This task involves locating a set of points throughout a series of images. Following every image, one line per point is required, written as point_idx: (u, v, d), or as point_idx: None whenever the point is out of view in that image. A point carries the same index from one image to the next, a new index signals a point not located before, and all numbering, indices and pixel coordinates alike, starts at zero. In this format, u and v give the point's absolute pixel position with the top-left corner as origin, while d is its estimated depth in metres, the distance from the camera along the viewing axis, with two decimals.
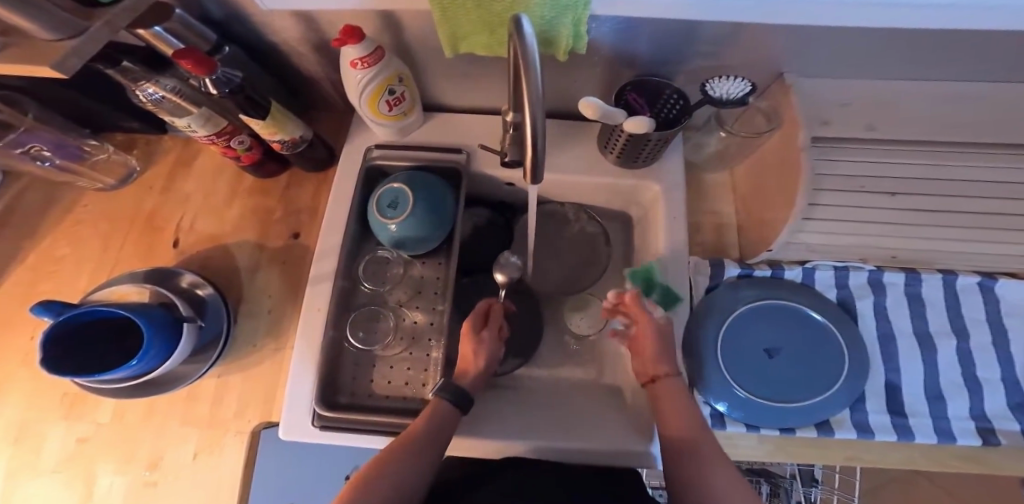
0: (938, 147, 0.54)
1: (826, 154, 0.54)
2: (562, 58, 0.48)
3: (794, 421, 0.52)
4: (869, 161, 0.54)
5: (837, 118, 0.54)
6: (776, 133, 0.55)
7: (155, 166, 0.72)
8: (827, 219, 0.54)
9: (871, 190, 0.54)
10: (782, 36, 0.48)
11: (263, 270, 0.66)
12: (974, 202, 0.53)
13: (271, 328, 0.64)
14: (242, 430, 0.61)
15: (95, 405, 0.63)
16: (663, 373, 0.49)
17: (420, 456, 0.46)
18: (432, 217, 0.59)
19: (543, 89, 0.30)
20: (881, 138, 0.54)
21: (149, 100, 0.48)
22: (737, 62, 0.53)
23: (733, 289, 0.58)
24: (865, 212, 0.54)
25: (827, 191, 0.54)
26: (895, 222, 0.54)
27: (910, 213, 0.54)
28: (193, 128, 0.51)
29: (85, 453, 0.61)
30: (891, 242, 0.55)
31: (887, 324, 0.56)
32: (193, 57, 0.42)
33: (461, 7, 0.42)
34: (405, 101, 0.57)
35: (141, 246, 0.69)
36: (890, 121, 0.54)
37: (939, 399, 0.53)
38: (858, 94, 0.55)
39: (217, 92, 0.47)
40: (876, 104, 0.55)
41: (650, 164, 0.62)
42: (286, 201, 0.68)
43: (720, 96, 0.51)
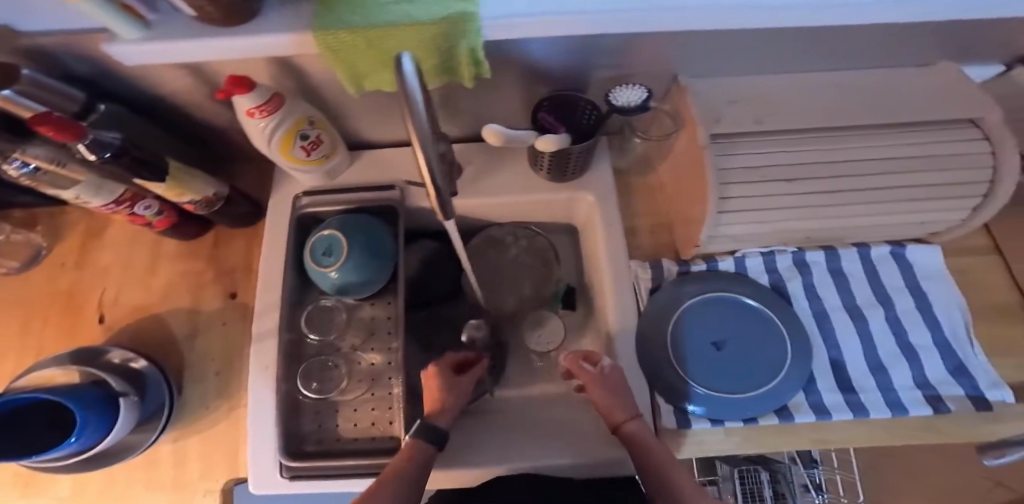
0: (829, 130, 0.52)
1: (724, 149, 0.52)
2: (470, 84, 0.47)
3: (752, 409, 0.53)
4: (767, 151, 0.52)
5: (727, 115, 0.53)
6: (681, 135, 0.56)
7: (63, 242, 0.68)
8: (736, 212, 0.53)
9: (776, 179, 0.51)
10: (675, 42, 0.50)
11: (202, 334, 0.63)
12: (874, 178, 0.51)
13: (220, 390, 0.61)
14: (211, 489, 0.57)
15: (52, 483, 0.59)
16: (625, 418, 0.50)
17: (394, 494, 0.44)
18: (373, 254, 0.58)
19: (428, 122, 0.31)
20: (773, 128, 0.52)
21: (20, 172, 0.44)
22: (640, 67, 0.55)
23: (679, 284, 0.60)
24: (771, 201, 0.52)
25: (732, 185, 0.51)
26: (799, 207, 0.53)
27: (813, 196, 0.52)
28: (83, 198, 0.49)
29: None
30: (800, 225, 0.54)
31: (818, 302, 0.59)
32: (54, 124, 0.38)
33: (350, 47, 0.40)
34: (324, 144, 0.56)
35: (66, 326, 0.64)
36: (774, 112, 0.53)
37: (882, 371, 0.55)
38: (739, 93, 0.55)
39: (95, 158, 0.43)
40: (761, 97, 0.55)
41: (580, 174, 0.63)
42: (216, 260, 0.65)
43: (624, 104, 0.51)
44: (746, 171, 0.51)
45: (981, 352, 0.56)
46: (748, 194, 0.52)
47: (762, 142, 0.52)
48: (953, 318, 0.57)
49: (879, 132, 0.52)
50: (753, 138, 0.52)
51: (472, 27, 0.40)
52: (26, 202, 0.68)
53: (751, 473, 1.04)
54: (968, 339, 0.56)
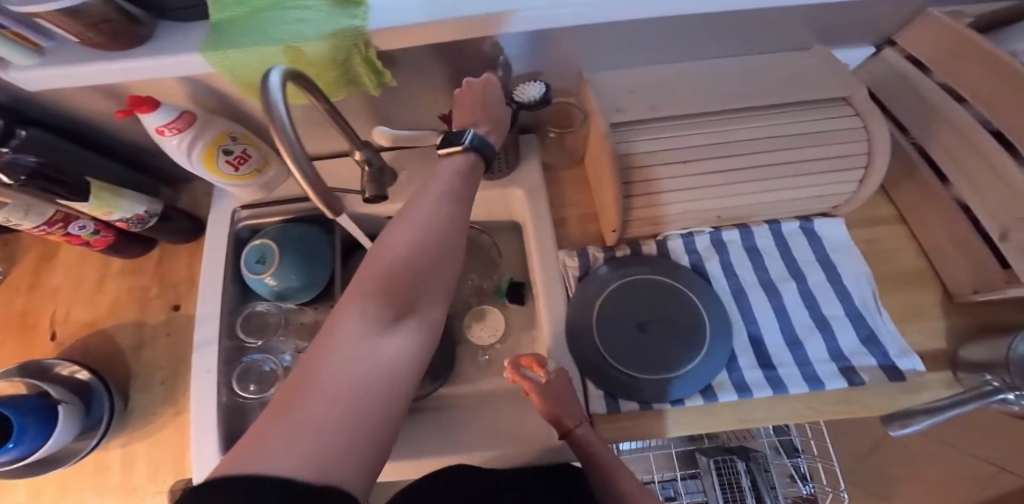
0: (721, 114, 0.58)
1: (627, 136, 0.56)
2: (375, 91, 0.51)
3: (678, 391, 0.55)
4: (667, 136, 0.56)
5: (626, 105, 0.58)
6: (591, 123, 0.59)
7: (19, 265, 0.71)
8: (641, 195, 0.57)
9: (674, 161, 0.56)
10: (563, 35, 0.54)
11: (148, 345, 0.65)
12: (764, 156, 0.56)
13: (166, 395, 0.63)
14: (159, 490, 0.58)
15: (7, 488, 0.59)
16: (574, 424, 0.51)
17: None
18: (305, 258, 0.61)
19: (294, 134, 0.32)
20: (670, 113, 0.57)
21: None
22: (542, 62, 0.59)
23: (615, 267, 0.62)
24: (673, 183, 0.56)
25: (636, 169, 0.56)
26: (701, 186, 0.57)
27: (712, 175, 0.57)
28: (14, 222, 0.51)
29: None
30: (703, 204, 0.58)
31: (735, 279, 0.62)
32: None
33: (240, 64, 0.44)
34: (253, 158, 0.59)
35: (17, 346, 0.66)
36: (671, 98, 0.58)
37: (798, 345, 0.58)
38: (640, 84, 0.60)
39: (13, 181, 0.47)
40: (660, 87, 0.60)
41: (509, 171, 0.65)
42: (161, 274, 0.68)
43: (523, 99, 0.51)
44: (648, 155, 0.56)
45: (888, 317, 0.58)
46: (653, 176, 0.56)
47: (662, 127, 0.57)
48: (862, 287, 0.60)
49: (764, 114, 0.57)
50: (654, 124, 0.57)
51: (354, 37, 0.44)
52: None
53: (727, 463, 1.01)
54: (876, 305, 0.59)
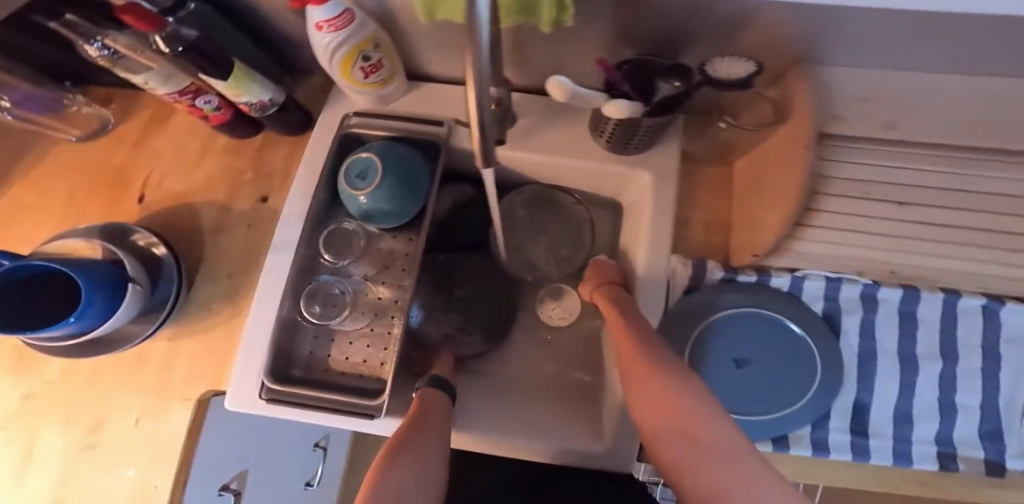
0: (963, 156, 0.48)
1: (834, 153, 0.50)
2: (547, 28, 0.42)
3: (759, 434, 0.52)
4: (879, 165, 0.49)
5: (854, 117, 0.49)
6: (782, 128, 0.48)
7: (131, 119, 0.70)
8: (822, 227, 0.49)
9: (877, 199, 0.49)
10: (807, 25, 0.42)
11: (226, 231, 0.63)
12: (1000, 220, 0.47)
13: (228, 294, 0.62)
14: (188, 397, 0.60)
15: (43, 363, 0.64)
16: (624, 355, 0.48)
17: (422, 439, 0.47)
18: (403, 189, 0.55)
19: (490, 60, 0.25)
20: (900, 140, 0.49)
21: (100, 54, 0.45)
22: (759, 43, 0.46)
23: (718, 293, 0.54)
24: (867, 223, 0.49)
25: (831, 197, 0.49)
26: (903, 237, 0.49)
27: (923, 226, 0.48)
28: (152, 86, 0.48)
29: (35, 407, 0.63)
30: (889, 258, 0.49)
31: (870, 342, 0.53)
32: (136, 11, 0.38)
33: None
34: (384, 69, 0.53)
35: (109, 199, 0.66)
36: (918, 122, 0.48)
37: (907, 422, 0.53)
38: (881, 90, 0.49)
39: (168, 50, 0.43)
40: (902, 100, 0.49)
41: (643, 150, 0.56)
42: (256, 163, 0.65)
43: (720, 76, 0.43)
44: (854, 185, 0.49)
45: None
46: (851, 210, 0.49)
47: (881, 155, 0.49)
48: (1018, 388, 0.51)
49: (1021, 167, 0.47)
50: (872, 150, 0.50)
51: None
52: (108, 79, 0.69)
53: None
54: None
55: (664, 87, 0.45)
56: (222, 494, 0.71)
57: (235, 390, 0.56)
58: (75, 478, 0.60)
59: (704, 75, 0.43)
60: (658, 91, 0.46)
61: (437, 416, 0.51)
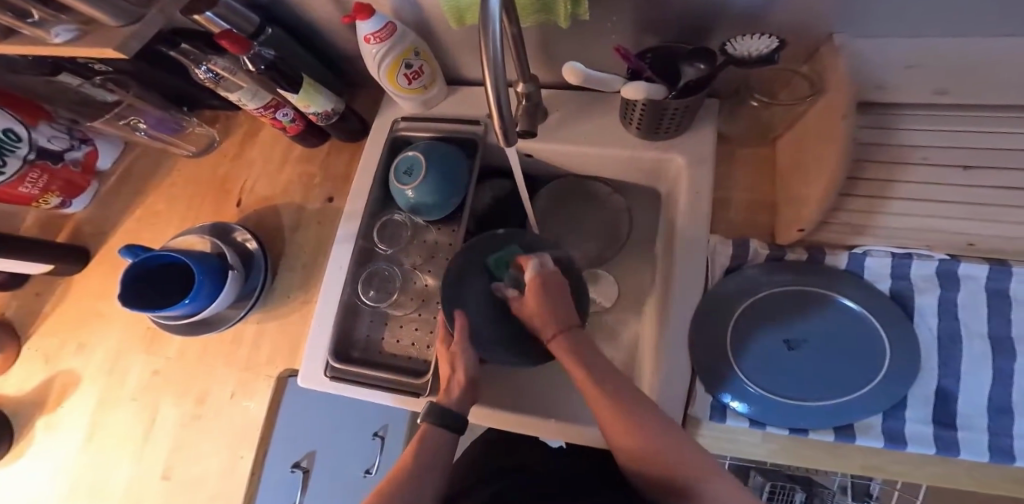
0: None
1: (882, 121, 0.47)
2: (565, 24, 0.45)
3: (805, 420, 0.47)
4: (935, 130, 0.46)
5: (901, 84, 0.46)
6: (817, 100, 0.45)
7: (231, 137, 0.83)
8: (880, 197, 0.48)
9: (938, 163, 0.46)
10: None
11: (301, 227, 0.73)
12: None
13: (302, 283, 0.71)
14: (271, 375, 0.70)
15: (166, 344, 0.78)
16: (550, 334, 0.49)
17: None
18: (446, 184, 0.61)
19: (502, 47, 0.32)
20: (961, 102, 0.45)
21: (207, 78, 0.55)
22: (794, 12, 0.44)
23: (766, 270, 0.52)
24: (936, 191, 0.46)
25: (875, 165, 0.47)
26: (973, 203, 0.45)
27: (998, 191, 0.44)
28: (243, 102, 0.58)
29: (160, 380, 0.76)
30: (963, 225, 0.46)
31: (953, 322, 0.47)
32: (231, 38, 0.47)
33: None
34: (425, 75, 0.58)
35: (214, 204, 0.80)
36: (986, 79, 0.44)
37: (1005, 413, 0.44)
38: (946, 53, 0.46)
39: (254, 68, 0.52)
40: (954, 61, 0.44)
41: (675, 135, 0.56)
42: (325, 167, 0.74)
43: (740, 55, 0.42)
44: (907, 151, 0.46)
45: None
46: (906, 178, 0.46)
47: (936, 120, 0.46)
48: None
49: None
50: (928, 114, 0.46)
51: None
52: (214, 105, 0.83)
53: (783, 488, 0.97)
54: None
55: (688, 70, 0.46)
56: (295, 470, 0.78)
57: (306, 372, 0.64)
58: (186, 437, 0.72)
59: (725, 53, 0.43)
60: (682, 76, 0.47)
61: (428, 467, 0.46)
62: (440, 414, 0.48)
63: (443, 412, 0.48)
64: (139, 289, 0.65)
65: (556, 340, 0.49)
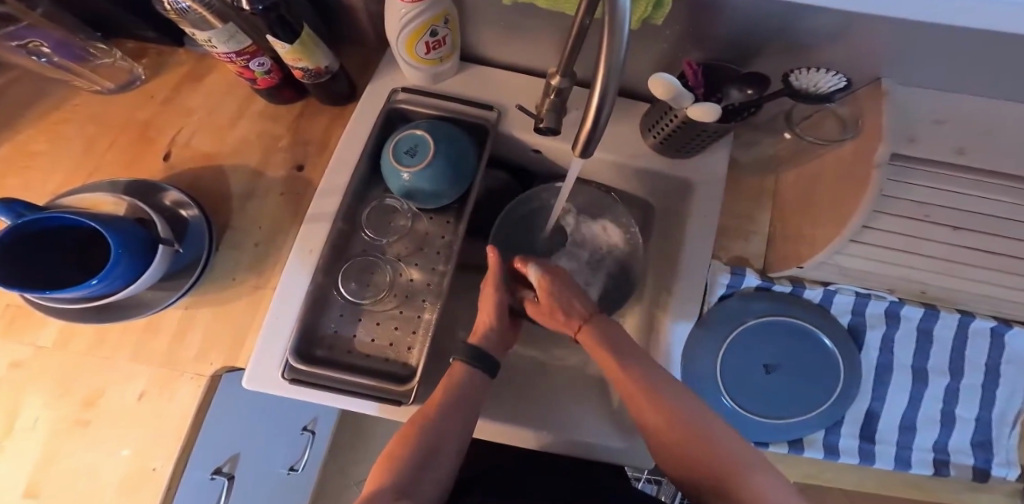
0: None
1: (901, 173, 0.46)
2: (635, 24, 0.42)
3: (775, 437, 0.57)
4: (944, 190, 0.47)
5: (929, 136, 0.47)
6: (848, 143, 0.48)
7: (161, 76, 0.67)
8: (874, 245, 0.49)
9: (933, 220, 0.48)
10: (878, 41, 0.43)
11: (257, 198, 0.61)
12: None
13: (253, 264, 0.59)
14: (201, 373, 0.55)
15: (38, 326, 0.57)
16: (580, 320, 0.51)
17: (446, 429, 0.46)
18: (453, 171, 0.54)
19: (626, 59, 0.27)
20: (970, 165, 0.46)
21: (173, 8, 0.45)
22: (830, 57, 0.48)
23: (745, 301, 0.56)
24: (922, 245, 0.49)
25: (885, 215, 0.47)
26: (944, 259, 0.49)
27: (968, 252, 0.48)
28: (213, 44, 0.48)
29: (19, 378, 0.55)
30: (927, 277, 0.51)
31: (888, 355, 0.59)
32: None
33: None
34: (446, 46, 0.53)
35: (129, 153, 0.63)
36: (988, 148, 0.47)
37: (911, 431, 0.60)
38: (954, 114, 0.48)
39: (250, 9, 0.45)
40: (970, 122, 0.48)
41: (693, 155, 0.56)
42: (295, 130, 0.64)
43: (804, 88, 0.44)
44: (912, 206, 0.47)
45: (1017, 434, 0.59)
46: (904, 230, 0.48)
47: (947, 179, 0.46)
48: (1011, 401, 0.58)
49: None
50: (941, 171, 0.47)
51: None
52: (142, 35, 0.67)
53: None
54: (1013, 421, 0.59)
55: (736, 94, 0.47)
56: (216, 477, 0.64)
57: (255, 370, 0.51)
58: (62, 455, 0.53)
59: (787, 83, 0.44)
60: (726, 97, 0.48)
61: (462, 397, 0.48)
62: (473, 354, 0.50)
63: (477, 352, 0.50)
64: (16, 258, 0.48)
65: (581, 333, 0.51)
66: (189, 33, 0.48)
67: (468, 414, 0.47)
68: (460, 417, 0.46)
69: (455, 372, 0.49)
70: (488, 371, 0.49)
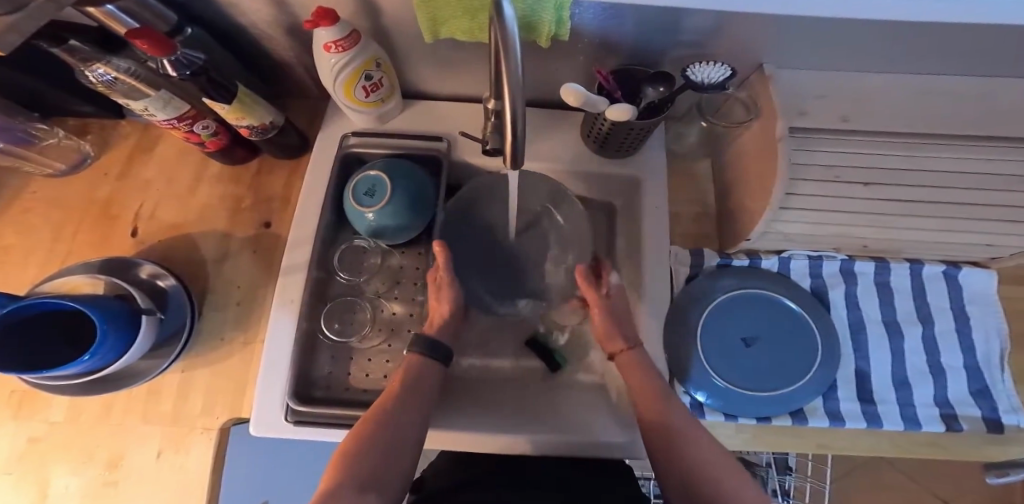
0: (917, 137, 0.52)
1: (803, 144, 0.53)
2: (546, 43, 0.47)
3: (769, 411, 0.54)
4: (844, 152, 0.52)
5: (818, 109, 0.53)
6: (755, 123, 0.53)
7: (112, 151, 0.69)
8: (802, 210, 0.53)
9: (848, 181, 0.52)
10: (771, 31, 0.47)
11: (230, 259, 0.64)
12: (951, 191, 0.52)
13: (238, 322, 0.62)
14: (209, 427, 0.58)
15: (47, 404, 0.59)
16: (621, 347, 0.51)
17: (406, 413, 0.46)
18: (411, 205, 0.56)
19: (524, 73, 0.29)
20: (858, 128, 0.53)
21: (100, 80, 0.48)
22: (723, 52, 0.52)
23: (713, 278, 0.58)
24: (848, 203, 0.53)
25: (804, 183, 0.52)
26: (870, 213, 0.53)
27: (888, 203, 0.52)
28: (150, 111, 0.50)
29: (36, 456, 0.57)
30: (862, 232, 0.54)
31: (858, 312, 0.59)
32: (150, 38, 0.41)
33: None
34: (384, 87, 0.56)
35: (97, 233, 0.65)
36: (868, 113, 0.53)
37: (905, 386, 0.57)
38: (836, 88, 0.54)
39: (178, 74, 0.47)
40: (853, 93, 0.54)
41: (630, 155, 0.61)
42: (255, 187, 0.66)
43: (701, 81, 0.48)
44: (823, 170, 0.52)
45: (1009, 377, 0.57)
46: (826, 193, 0.52)
47: (846, 142, 0.52)
48: (990, 342, 0.58)
49: (976, 146, 0.51)
50: (838, 137, 0.53)
51: None
52: (84, 113, 0.69)
53: None
54: (1000, 363, 0.57)
55: (651, 93, 0.50)
56: None
57: (258, 414, 0.53)
58: None
59: (688, 78, 0.48)
60: (644, 97, 0.51)
61: (419, 385, 0.49)
62: (430, 345, 0.51)
63: (431, 343, 0.51)
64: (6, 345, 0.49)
65: (626, 353, 0.51)
66: (124, 104, 0.50)
67: (422, 399, 0.48)
68: (416, 404, 0.47)
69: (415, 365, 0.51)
70: (445, 355, 0.52)
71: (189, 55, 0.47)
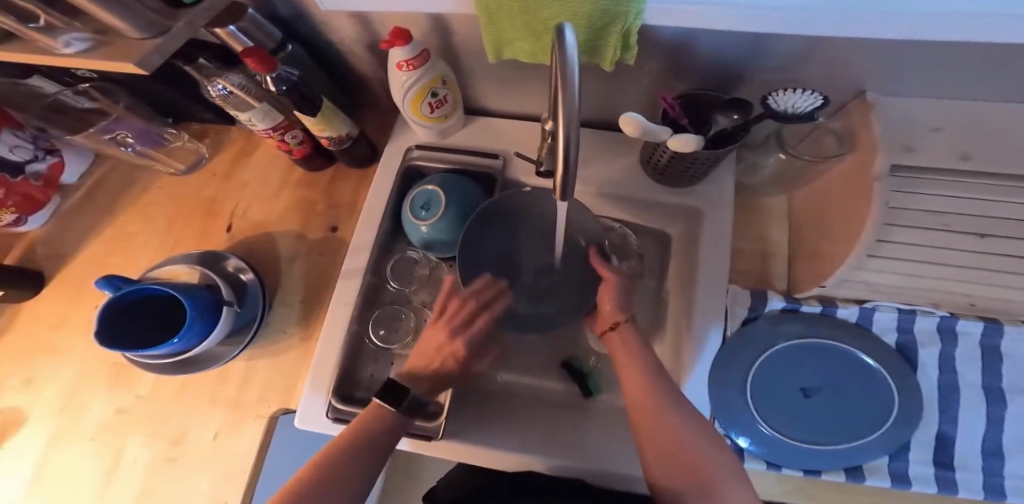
0: None
1: (905, 185, 0.46)
2: (609, 68, 0.46)
3: (817, 463, 0.48)
4: (959, 197, 0.46)
5: (929, 144, 0.46)
6: (848, 158, 0.49)
7: (220, 154, 0.79)
8: (893, 259, 0.48)
9: (958, 230, 0.46)
10: (861, 49, 0.43)
11: (301, 259, 0.69)
12: None
13: (301, 317, 0.67)
14: (262, 415, 0.62)
15: (137, 378, 0.68)
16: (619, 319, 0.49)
17: (352, 469, 0.43)
18: (463, 221, 0.58)
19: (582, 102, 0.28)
20: (980, 169, 0.45)
21: (218, 94, 0.55)
22: (803, 76, 0.48)
23: (773, 323, 0.53)
24: (952, 256, 0.47)
25: (901, 229, 0.47)
26: (980, 269, 0.47)
27: (1007, 260, 0.46)
28: (253, 122, 0.58)
29: (120, 424, 0.65)
30: (971, 289, 0.48)
31: (951, 375, 0.49)
32: (257, 56, 0.47)
33: (504, 13, 0.43)
34: (448, 103, 0.59)
35: (199, 228, 0.74)
36: (1002, 153, 0.45)
37: (996, 455, 0.46)
38: (956, 121, 0.47)
39: (276, 89, 0.52)
40: (979, 130, 0.46)
41: (697, 182, 0.58)
42: (330, 193, 0.72)
43: (784, 109, 0.45)
44: (928, 216, 0.46)
45: None
46: (926, 242, 0.47)
47: (963, 187, 0.45)
48: None
49: None
50: (952, 181, 0.45)
51: (633, 7, 0.39)
52: (204, 119, 0.80)
53: None
54: None
55: (722, 120, 0.49)
56: None
57: (304, 411, 0.56)
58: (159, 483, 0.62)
59: (767, 107, 0.45)
60: (715, 125, 0.49)
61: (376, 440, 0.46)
62: (407, 400, 0.48)
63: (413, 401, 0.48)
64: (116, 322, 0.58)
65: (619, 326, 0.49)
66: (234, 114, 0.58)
67: (375, 455, 0.45)
68: (365, 459, 0.44)
69: (371, 414, 0.47)
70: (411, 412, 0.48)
71: (285, 72, 0.52)
